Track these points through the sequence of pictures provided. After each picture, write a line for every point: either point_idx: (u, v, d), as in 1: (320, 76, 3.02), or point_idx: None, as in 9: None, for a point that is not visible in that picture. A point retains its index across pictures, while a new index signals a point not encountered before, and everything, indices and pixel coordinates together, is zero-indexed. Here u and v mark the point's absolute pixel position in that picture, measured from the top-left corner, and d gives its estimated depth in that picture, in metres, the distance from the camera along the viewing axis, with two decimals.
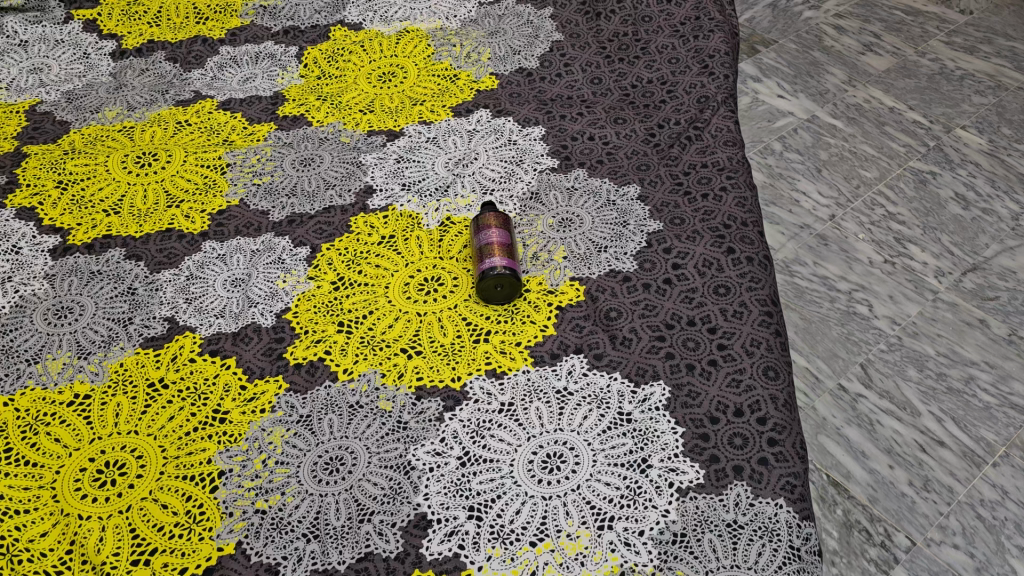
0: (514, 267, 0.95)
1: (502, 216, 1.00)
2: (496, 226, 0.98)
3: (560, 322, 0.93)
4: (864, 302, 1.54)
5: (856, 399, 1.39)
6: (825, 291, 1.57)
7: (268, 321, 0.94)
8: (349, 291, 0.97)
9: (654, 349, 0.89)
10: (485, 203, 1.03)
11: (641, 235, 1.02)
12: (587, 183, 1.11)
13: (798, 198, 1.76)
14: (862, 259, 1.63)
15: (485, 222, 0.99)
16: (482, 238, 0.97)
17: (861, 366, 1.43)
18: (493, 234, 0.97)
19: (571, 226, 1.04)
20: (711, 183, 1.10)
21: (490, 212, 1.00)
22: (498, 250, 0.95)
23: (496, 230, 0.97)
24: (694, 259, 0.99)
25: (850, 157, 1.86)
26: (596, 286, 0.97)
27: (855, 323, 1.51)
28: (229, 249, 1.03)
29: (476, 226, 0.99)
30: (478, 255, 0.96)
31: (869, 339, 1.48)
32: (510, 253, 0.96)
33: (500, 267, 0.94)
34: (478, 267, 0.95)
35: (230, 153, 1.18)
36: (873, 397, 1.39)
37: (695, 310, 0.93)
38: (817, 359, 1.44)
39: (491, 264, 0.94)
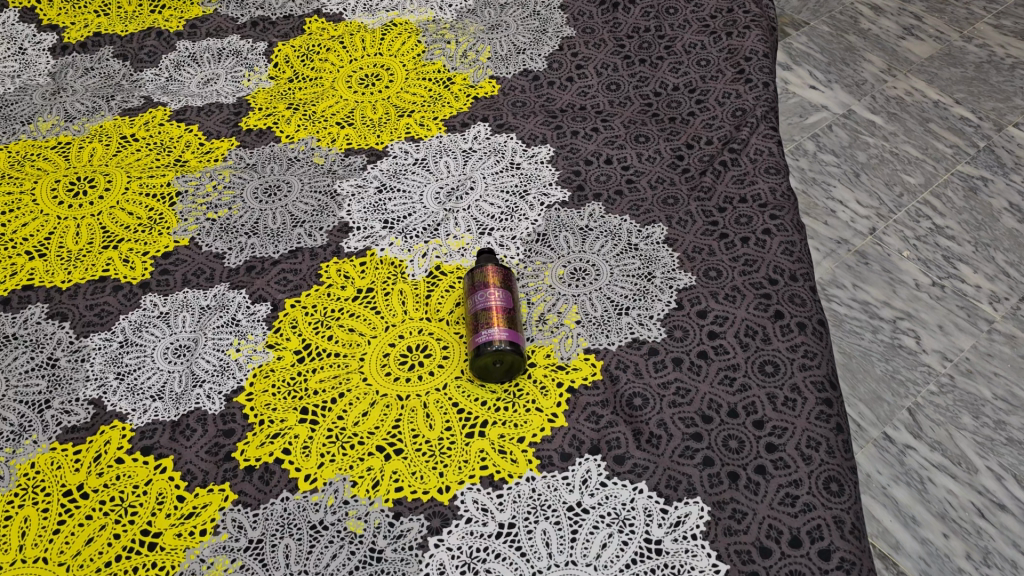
0: (517, 338, 0.78)
1: (502, 271, 0.82)
2: (495, 285, 0.81)
3: (573, 410, 0.76)
4: (911, 333, 1.37)
5: (904, 451, 1.22)
6: (866, 319, 1.39)
7: (216, 405, 0.76)
8: (315, 365, 0.80)
9: (688, 450, 0.72)
10: (482, 251, 0.86)
11: (670, 292, 0.85)
12: (604, 221, 0.93)
13: (834, 207, 1.58)
14: (907, 281, 1.45)
15: (480, 280, 0.81)
16: (477, 301, 0.80)
17: (909, 412, 1.27)
18: (491, 296, 0.80)
19: (585, 279, 0.87)
20: (752, 223, 0.92)
21: (488, 267, 0.82)
22: (497, 318, 0.78)
23: (494, 290, 0.80)
24: (734, 326, 0.81)
25: (891, 160, 1.67)
26: (616, 360, 0.79)
27: (901, 358, 1.34)
28: (174, 307, 0.86)
29: (471, 284, 0.82)
30: (472, 323, 0.79)
31: (918, 379, 1.30)
32: (511, 320, 0.79)
33: (498, 340, 0.77)
34: (472, 339, 0.78)
35: (182, 178, 1.00)
36: (924, 450, 1.22)
37: (738, 395, 0.76)
38: (859, 403, 1.28)
39: (488, 336, 0.77)
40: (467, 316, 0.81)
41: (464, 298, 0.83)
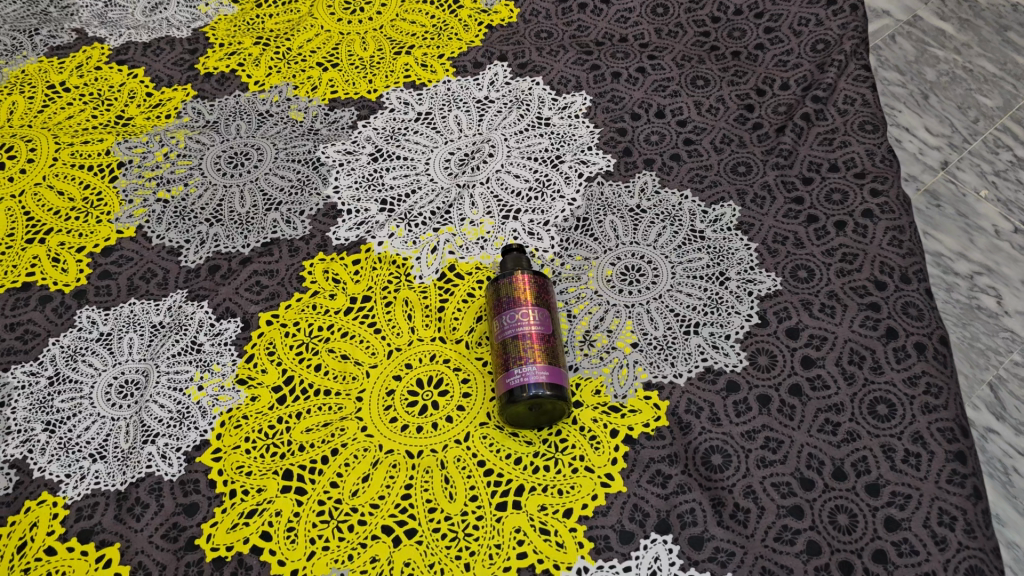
0: (559, 376, 0.60)
1: (537, 280, 0.64)
2: (529, 302, 0.62)
3: (632, 470, 0.59)
4: (993, 291, 0.96)
5: (988, 436, 0.88)
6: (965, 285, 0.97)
7: (173, 469, 0.60)
8: (299, 407, 0.63)
9: (786, 532, 0.56)
10: (509, 249, 0.66)
11: (750, 300, 0.67)
12: (659, 199, 0.74)
13: (897, 135, 1.06)
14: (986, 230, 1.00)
15: (509, 294, 0.63)
16: (506, 326, 0.61)
17: (991, 389, 0.91)
18: (524, 318, 0.61)
19: (640, 282, 0.69)
20: (848, 201, 0.73)
21: (520, 276, 0.63)
22: (534, 350, 0.60)
23: (527, 310, 0.62)
24: (834, 349, 0.64)
25: (973, 63, 1.12)
26: (686, 400, 0.62)
27: (981, 324, 0.95)
28: (117, 325, 0.67)
29: (496, 299, 0.63)
30: (499, 354, 0.61)
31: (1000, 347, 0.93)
32: (551, 350, 0.61)
33: (536, 382, 0.59)
34: (501, 378, 0.60)
35: (124, 143, 0.80)
36: (1007, 436, 0.89)
37: (844, 449, 0.59)
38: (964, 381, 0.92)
39: (522, 376, 0.59)
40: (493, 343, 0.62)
41: (487, 314, 0.65)
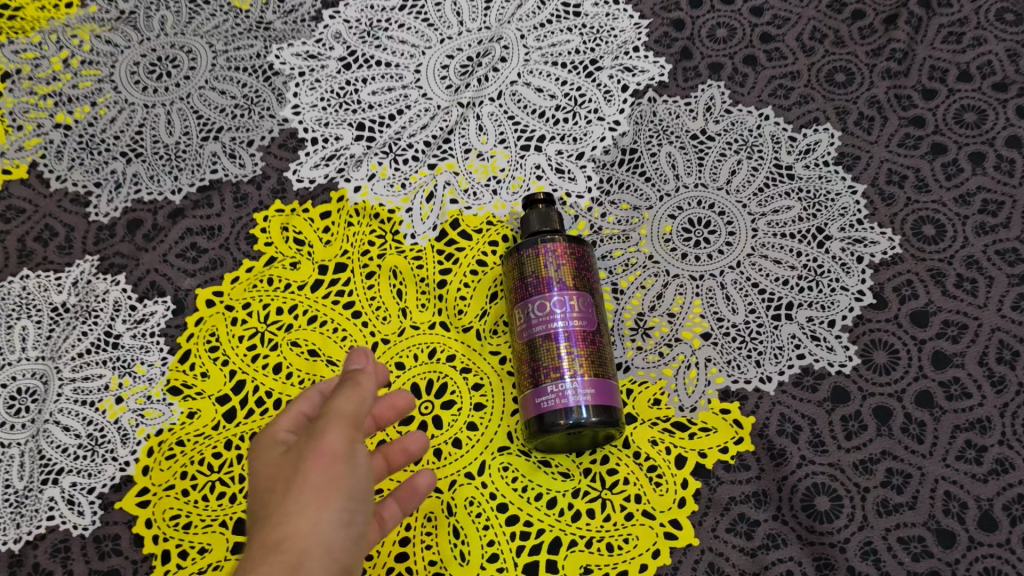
0: (609, 392, 0.43)
1: (575, 250, 0.46)
2: (564, 287, 0.44)
3: (705, 514, 0.44)
4: None
5: None
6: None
7: (85, 520, 0.45)
8: (252, 427, 0.46)
9: None
10: (533, 201, 0.47)
11: (860, 271, 0.49)
12: (731, 121, 0.55)
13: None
14: None
15: (536, 275, 0.45)
16: (534, 322, 0.44)
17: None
18: (559, 312, 0.44)
19: (710, 242, 0.51)
20: (988, 124, 0.54)
21: (551, 247, 0.45)
22: (574, 360, 0.43)
23: (562, 299, 0.44)
24: (977, 343, 0.47)
25: None
26: (777, 416, 0.46)
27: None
28: (6, 310, 0.51)
29: (519, 278, 0.45)
30: (524, 360, 0.44)
31: None
32: (596, 356, 0.44)
33: (578, 406, 0.42)
34: (528, 395, 0.43)
35: (7, 46, 0.59)
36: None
37: (994, 485, 0.44)
38: None
39: (558, 397, 0.42)
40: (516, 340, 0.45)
41: (506, 295, 0.47)
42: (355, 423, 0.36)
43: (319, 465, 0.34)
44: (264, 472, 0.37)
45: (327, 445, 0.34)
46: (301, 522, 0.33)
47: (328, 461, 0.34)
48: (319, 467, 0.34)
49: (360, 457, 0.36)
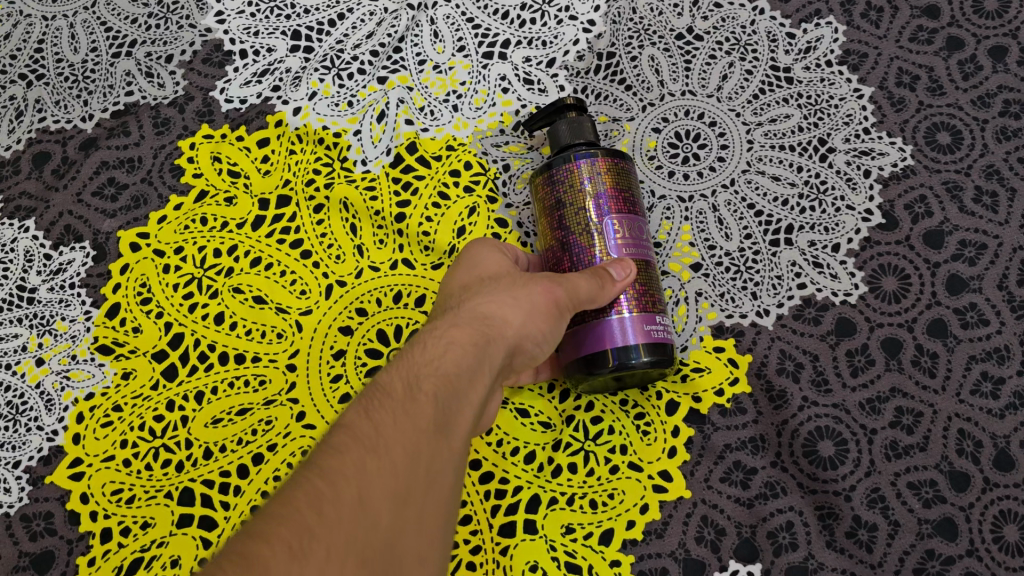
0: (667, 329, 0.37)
1: (623, 164, 0.38)
2: (619, 205, 0.37)
3: (698, 464, 0.40)
4: None
5: None
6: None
7: (11, 497, 0.40)
8: (198, 386, 0.41)
9: (930, 561, 0.37)
10: (563, 110, 0.40)
11: (867, 187, 0.44)
12: (722, 16, 0.48)
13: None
14: None
15: (584, 190, 0.37)
16: (585, 245, 0.37)
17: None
18: (614, 235, 0.37)
19: (701, 158, 0.45)
20: (1010, 14, 0.48)
21: (590, 162, 0.38)
22: (635, 290, 0.36)
23: (618, 219, 0.37)
24: (998, 264, 0.42)
25: None
26: (777, 353, 0.41)
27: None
28: None
29: (558, 194, 0.38)
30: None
31: None
32: (653, 287, 0.37)
33: (640, 344, 0.36)
34: (575, 332, 0.36)
35: None
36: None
37: (1011, 422, 0.40)
38: None
39: (618, 333, 0.36)
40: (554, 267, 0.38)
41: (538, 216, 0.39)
42: (577, 304, 0.34)
43: (540, 295, 0.34)
44: (469, 278, 0.36)
45: (567, 289, 0.34)
46: (500, 332, 0.32)
47: (548, 301, 0.34)
48: (565, 298, 0.34)
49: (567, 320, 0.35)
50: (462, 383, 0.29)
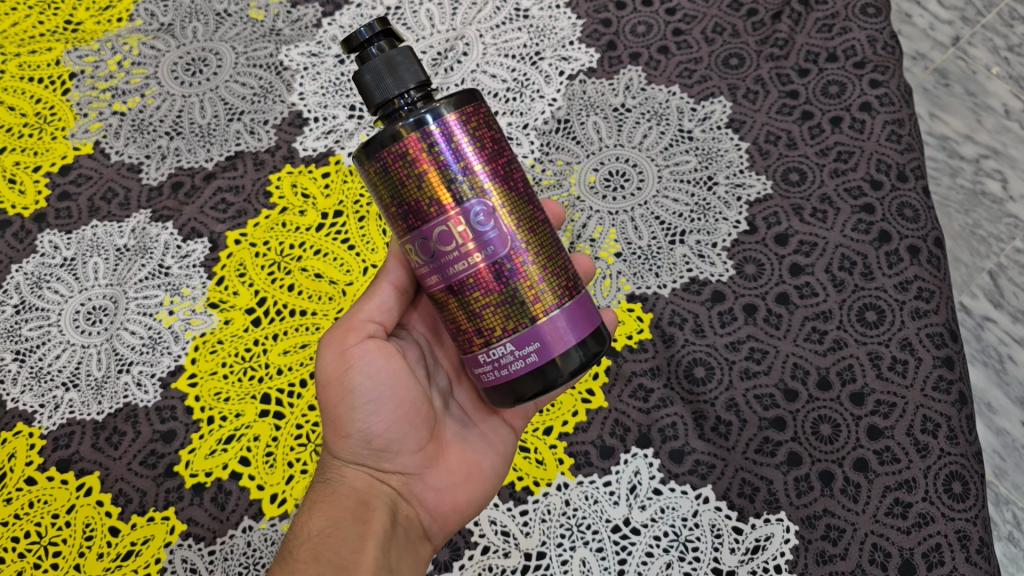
0: (583, 311, 0.45)
1: (464, 121, 0.43)
2: (467, 194, 0.42)
3: (614, 384, 0.58)
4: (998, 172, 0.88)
5: (982, 325, 0.83)
6: (937, 163, 0.89)
7: (149, 396, 0.60)
8: (275, 329, 0.61)
9: (767, 444, 0.55)
10: (366, 59, 0.44)
11: (739, 207, 0.64)
12: (645, 96, 0.69)
13: (906, 9, 0.95)
14: (995, 105, 0.91)
15: (421, 192, 0.42)
16: (452, 249, 0.42)
17: (991, 278, 0.84)
18: (470, 236, 0.42)
19: (624, 187, 0.65)
20: (846, 94, 0.66)
21: (428, 152, 0.42)
22: (520, 294, 0.43)
23: (477, 206, 0.42)
24: (825, 255, 0.61)
25: None
26: (670, 311, 0.60)
27: (984, 211, 0.86)
28: (81, 250, 0.66)
29: (398, 193, 0.43)
30: (472, 308, 0.44)
31: (1005, 232, 0.86)
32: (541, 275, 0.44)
33: (529, 369, 0.43)
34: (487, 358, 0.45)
35: (74, 52, 0.74)
36: (1007, 323, 0.83)
37: (830, 357, 0.58)
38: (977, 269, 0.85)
39: (502, 371, 0.44)
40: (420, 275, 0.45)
41: (388, 214, 0.44)
42: (352, 327, 0.48)
43: (324, 370, 0.48)
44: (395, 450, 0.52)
45: (331, 346, 0.48)
46: (357, 471, 0.48)
47: (337, 361, 0.47)
48: (338, 347, 0.48)
49: (366, 341, 0.48)
50: (336, 526, 0.45)
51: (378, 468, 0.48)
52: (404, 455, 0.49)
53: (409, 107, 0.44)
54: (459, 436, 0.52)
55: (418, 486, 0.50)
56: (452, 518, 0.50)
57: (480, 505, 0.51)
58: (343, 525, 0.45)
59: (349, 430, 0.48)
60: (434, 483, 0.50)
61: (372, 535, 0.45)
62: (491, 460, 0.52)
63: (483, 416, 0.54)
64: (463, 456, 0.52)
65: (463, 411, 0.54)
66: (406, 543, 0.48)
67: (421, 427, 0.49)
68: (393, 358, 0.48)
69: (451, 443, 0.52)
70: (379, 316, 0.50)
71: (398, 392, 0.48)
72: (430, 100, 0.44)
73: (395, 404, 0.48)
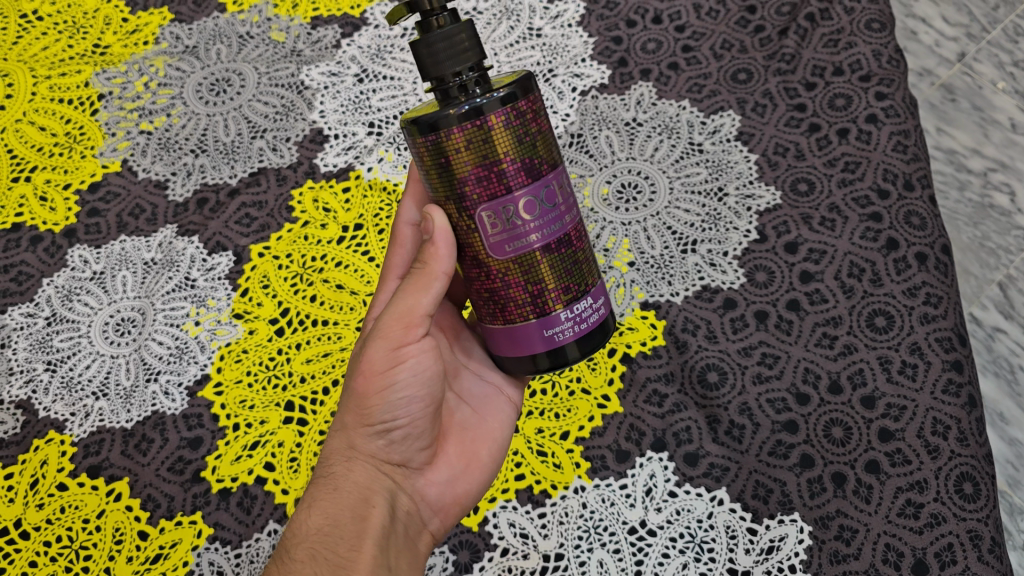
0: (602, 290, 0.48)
1: (534, 102, 0.43)
2: (547, 164, 0.43)
3: (629, 390, 0.60)
4: (1007, 185, 0.89)
5: (993, 336, 0.84)
6: (946, 176, 0.90)
7: (176, 403, 0.62)
8: (299, 338, 0.63)
9: (780, 446, 0.57)
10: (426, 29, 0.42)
11: (749, 217, 0.65)
12: (656, 111, 0.70)
13: (911, 27, 0.97)
14: (1002, 119, 0.92)
15: (510, 156, 0.41)
16: (536, 213, 0.42)
17: (1001, 289, 0.85)
18: (551, 201, 0.43)
19: (636, 198, 0.67)
20: (852, 107, 0.68)
21: (521, 117, 0.41)
22: (579, 261, 0.45)
23: (535, 189, 0.42)
24: (834, 262, 0.62)
25: None
26: (683, 318, 0.62)
27: (992, 224, 0.87)
28: (110, 264, 0.68)
29: (484, 155, 0.41)
30: (531, 279, 0.44)
31: (1015, 244, 0.87)
32: (577, 259, 0.45)
33: (593, 329, 0.45)
34: (537, 332, 0.45)
35: (102, 74, 0.76)
36: (1018, 334, 0.83)
37: (841, 362, 0.59)
38: (988, 282, 0.86)
39: (581, 325, 0.45)
40: (491, 239, 0.43)
41: (435, 185, 0.43)
42: (409, 324, 0.47)
43: (369, 361, 0.47)
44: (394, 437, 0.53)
45: (385, 340, 0.47)
46: (363, 464, 0.47)
47: (387, 356, 0.47)
48: (390, 343, 0.47)
49: (418, 343, 0.47)
50: (335, 524, 0.45)
51: (386, 460, 0.48)
52: (412, 449, 0.50)
53: (468, 86, 0.42)
54: (458, 430, 0.53)
55: (416, 483, 0.50)
56: (444, 514, 0.52)
57: (471, 502, 0.53)
58: (344, 522, 0.45)
59: (375, 421, 0.47)
60: (434, 478, 0.51)
61: (370, 534, 0.45)
62: (491, 460, 0.54)
63: (484, 409, 0.55)
64: (463, 449, 0.53)
65: (463, 402, 0.55)
66: (405, 539, 0.48)
67: (434, 425, 0.50)
68: (436, 358, 0.48)
69: (451, 437, 0.53)
70: (432, 311, 0.48)
71: (427, 393, 0.48)
72: (487, 82, 0.43)
73: (423, 401, 0.48)
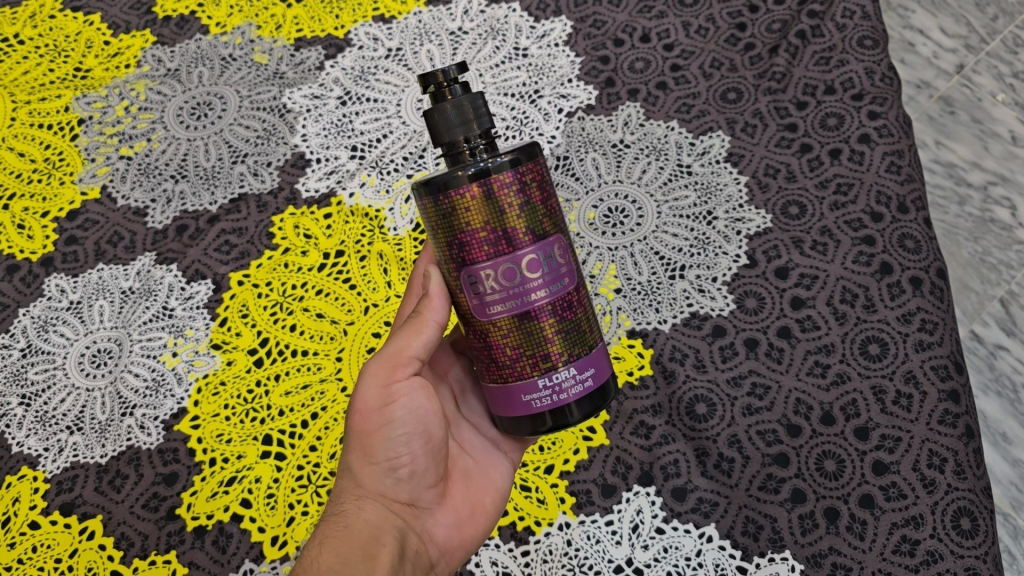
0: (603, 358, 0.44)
1: (531, 171, 0.41)
2: (533, 234, 0.41)
3: (615, 422, 0.58)
4: (1008, 199, 0.87)
5: (995, 353, 0.82)
6: (945, 190, 0.88)
7: (151, 438, 0.60)
8: (277, 369, 0.61)
9: (770, 481, 0.55)
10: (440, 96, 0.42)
11: (739, 241, 0.63)
12: (643, 132, 0.69)
13: (909, 38, 0.95)
14: (1003, 132, 0.90)
15: (489, 226, 0.40)
16: (513, 285, 0.41)
17: (1002, 305, 0.84)
18: (534, 273, 0.41)
19: (623, 222, 0.65)
20: (844, 126, 0.66)
21: (508, 187, 0.40)
22: (564, 331, 0.42)
23: (512, 258, 0.41)
24: (826, 288, 0.61)
25: None
26: (670, 347, 0.60)
27: (993, 238, 0.86)
28: (87, 294, 0.67)
29: (465, 225, 0.40)
30: (510, 342, 0.42)
31: (1017, 260, 0.85)
32: (569, 324, 0.43)
33: (574, 401, 0.43)
34: (516, 396, 0.43)
35: (82, 99, 0.75)
36: (1020, 352, 0.81)
37: (833, 392, 0.57)
38: (989, 298, 0.84)
39: (561, 396, 0.42)
40: (471, 305, 0.42)
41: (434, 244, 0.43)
42: (399, 362, 0.45)
43: (363, 399, 0.45)
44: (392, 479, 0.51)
45: (375, 378, 0.45)
46: (372, 504, 0.45)
47: (380, 394, 0.45)
48: (383, 381, 0.45)
49: (413, 380, 0.46)
50: (345, 563, 0.42)
51: (395, 499, 0.46)
52: (419, 488, 0.47)
53: (475, 151, 0.41)
54: (464, 472, 0.51)
55: (423, 524, 0.48)
56: (452, 556, 0.49)
57: (476, 543, 0.51)
58: (354, 561, 0.42)
59: (377, 458, 0.46)
60: (442, 519, 0.49)
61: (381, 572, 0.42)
62: (495, 501, 0.52)
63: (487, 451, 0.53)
64: (468, 493, 0.51)
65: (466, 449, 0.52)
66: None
67: (441, 461, 0.48)
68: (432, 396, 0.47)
69: (457, 479, 0.51)
70: (424, 354, 0.46)
71: (429, 430, 0.46)
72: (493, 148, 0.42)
73: (425, 438, 0.46)
